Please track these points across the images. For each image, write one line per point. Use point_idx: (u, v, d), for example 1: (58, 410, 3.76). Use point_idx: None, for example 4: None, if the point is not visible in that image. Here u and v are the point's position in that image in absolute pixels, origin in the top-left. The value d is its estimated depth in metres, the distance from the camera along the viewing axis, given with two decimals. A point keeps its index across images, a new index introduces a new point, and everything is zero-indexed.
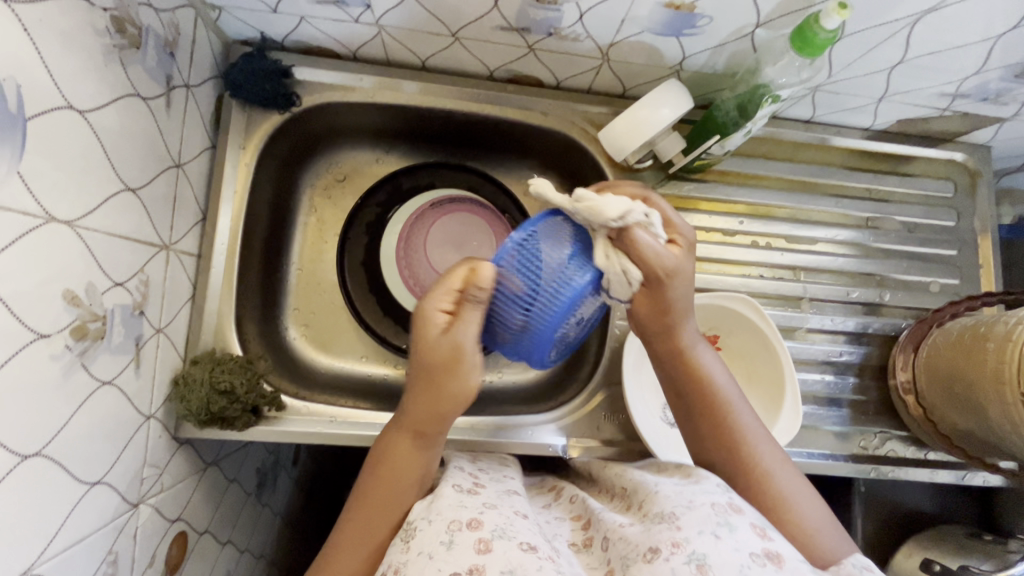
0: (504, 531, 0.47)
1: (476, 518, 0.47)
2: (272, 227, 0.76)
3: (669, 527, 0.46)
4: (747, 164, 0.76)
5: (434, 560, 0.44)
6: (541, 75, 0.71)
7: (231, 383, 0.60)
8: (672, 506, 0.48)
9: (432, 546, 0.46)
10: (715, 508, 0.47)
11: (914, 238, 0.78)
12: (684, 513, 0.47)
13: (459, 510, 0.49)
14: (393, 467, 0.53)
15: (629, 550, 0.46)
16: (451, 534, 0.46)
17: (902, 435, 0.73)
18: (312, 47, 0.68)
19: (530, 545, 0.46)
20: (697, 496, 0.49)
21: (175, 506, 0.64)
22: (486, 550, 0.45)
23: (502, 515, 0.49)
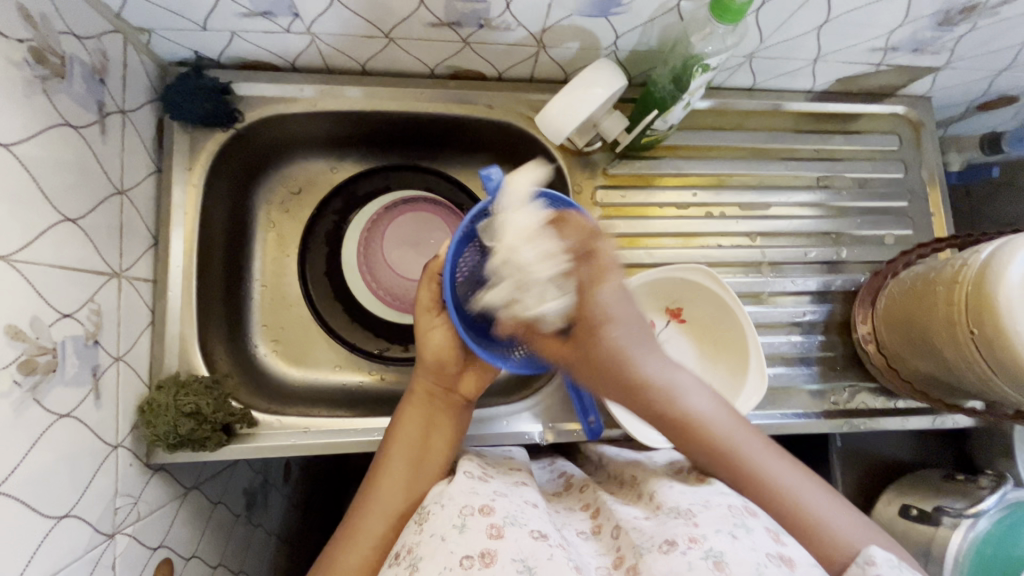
0: (516, 519, 0.49)
1: (488, 506, 0.49)
2: (230, 246, 0.75)
3: (685, 522, 0.46)
4: (695, 137, 0.77)
5: (446, 542, 0.46)
6: (481, 68, 0.71)
7: (196, 405, 0.60)
8: (688, 503, 0.49)
9: (444, 528, 0.48)
10: (733, 511, 0.47)
11: (866, 193, 0.79)
12: (701, 512, 0.47)
13: (470, 496, 0.51)
14: (403, 434, 0.59)
15: (643, 540, 0.47)
16: (463, 518, 0.48)
17: (871, 387, 0.74)
18: (249, 62, 0.68)
19: (541, 534, 0.47)
20: (715, 496, 0.49)
21: (156, 534, 0.63)
22: (498, 535, 0.46)
23: (513, 504, 0.51)
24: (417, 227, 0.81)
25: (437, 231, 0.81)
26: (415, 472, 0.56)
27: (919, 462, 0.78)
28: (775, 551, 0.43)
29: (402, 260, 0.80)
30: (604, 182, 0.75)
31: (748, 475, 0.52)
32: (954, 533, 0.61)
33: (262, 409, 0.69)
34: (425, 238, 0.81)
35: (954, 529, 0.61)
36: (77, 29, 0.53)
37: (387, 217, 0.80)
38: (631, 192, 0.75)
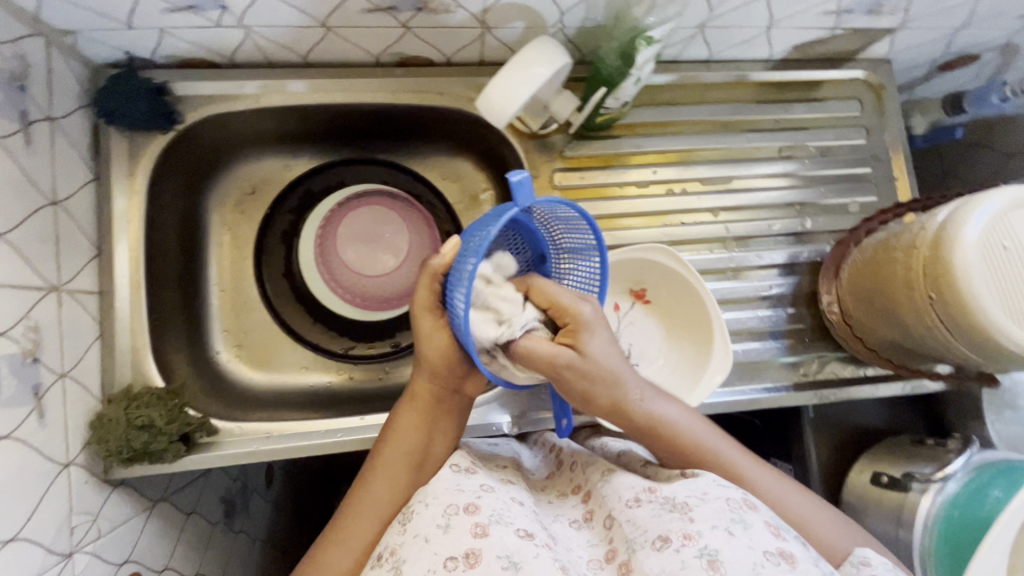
0: (503, 516, 0.48)
1: (474, 503, 0.49)
2: (182, 252, 0.73)
3: (680, 517, 0.46)
4: (652, 113, 0.75)
5: (430, 543, 0.46)
6: (427, 54, 0.69)
7: (150, 417, 0.58)
8: (684, 496, 0.49)
9: (428, 529, 0.47)
10: (730, 504, 0.47)
11: (828, 162, 0.78)
12: (697, 507, 0.47)
13: (456, 493, 0.50)
14: (395, 438, 0.57)
15: (637, 535, 0.47)
16: (447, 518, 0.48)
17: (841, 356, 0.74)
18: (185, 60, 0.66)
19: (527, 532, 0.47)
20: (712, 487, 0.49)
21: (121, 550, 0.62)
22: (483, 534, 0.46)
23: (500, 500, 0.51)
24: (373, 222, 0.79)
25: (393, 224, 0.80)
26: (405, 478, 0.55)
27: (892, 429, 0.78)
28: (774, 548, 0.42)
29: (358, 255, 0.78)
30: (562, 165, 0.74)
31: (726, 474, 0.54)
32: (923, 498, 0.61)
33: (221, 416, 0.67)
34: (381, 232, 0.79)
35: (923, 494, 0.61)
36: None
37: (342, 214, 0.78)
38: (590, 174, 0.74)
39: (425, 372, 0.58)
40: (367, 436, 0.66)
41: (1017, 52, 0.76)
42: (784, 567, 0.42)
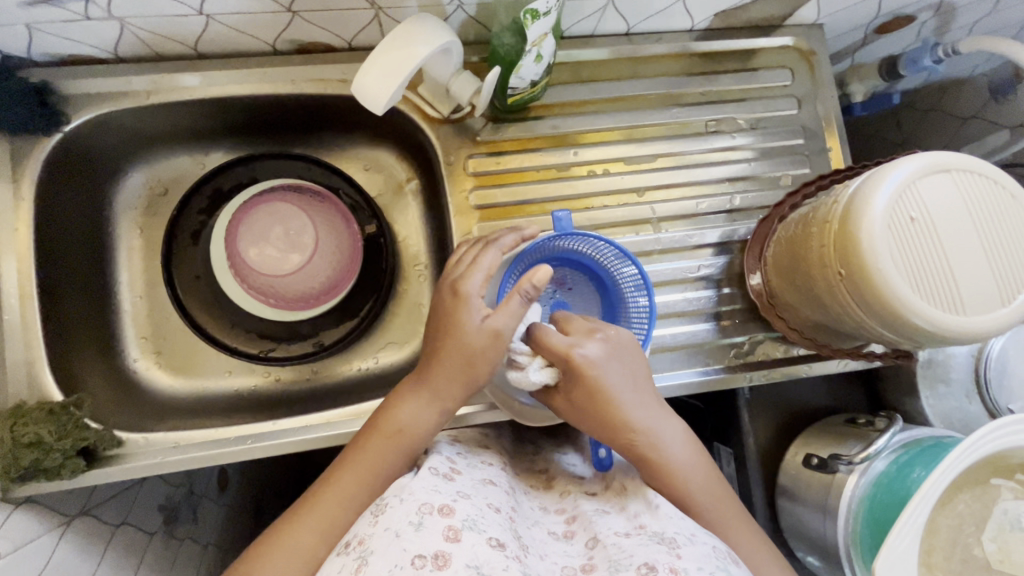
0: (475, 523, 0.47)
1: (448, 505, 0.48)
2: (86, 259, 0.71)
3: (668, 551, 0.45)
4: (571, 92, 0.72)
5: (399, 539, 0.45)
6: (326, 40, 0.66)
7: (37, 434, 0.56)
8: (673, 532, 0.48)
9: (399, 524, 0.46)
10: (715, 552, 0.47)
11: (759, 134, 0.75)
12: (685, 545, 0.46)
13: (431, 493, 0.49)
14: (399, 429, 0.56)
15: (621, 559, 0.46)
16: (421, 517, 0.46)
17: (774, 336, 0.72)
18: (66, 57, 0.62)
19: (498, 543, 0.46)
20: (700, 531, 0.49)
21: (30, 569, 0.61)
22: (455, 539, 0.45)
23: (475, 506, 0.50)
24: (279, 219, 0.75)
25: (298, 219, 0.75)
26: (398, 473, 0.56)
27: (832, 407, 0.76)
28: None
29: (270, 254, 0.73)
30: (477, 150, 0.70)
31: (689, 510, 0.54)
32: (848, 480, 0.60)
33: (126, 428, 0.65)
34: (291, 229, 0.75)
35: (849, 474, 0.60)
36: None
37: (251, 218, 0.74)
38: (507, 158, 0.71)
39: (452, 369, 0.56)
40: (279, 442, 0.64)
41: (953, 11, 0.72)
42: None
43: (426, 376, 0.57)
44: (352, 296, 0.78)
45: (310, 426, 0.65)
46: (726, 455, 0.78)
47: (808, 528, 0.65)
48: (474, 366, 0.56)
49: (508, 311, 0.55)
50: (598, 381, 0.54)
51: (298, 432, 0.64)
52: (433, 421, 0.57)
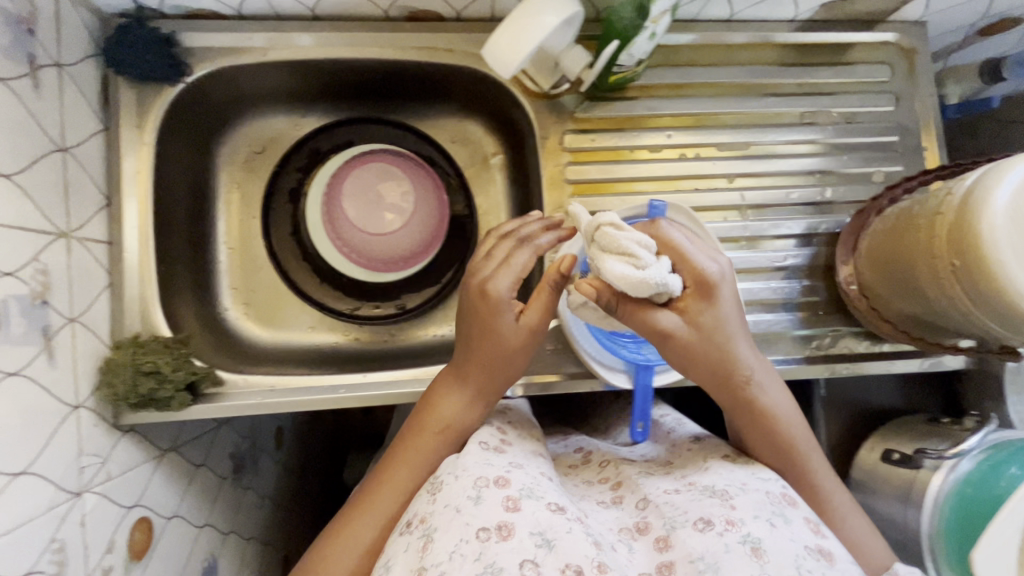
0: (532, 491, 0.48)
1: (504, 477, 0.49)
2: (190, 208, 0.74)
3: (721, 503, 0.47)
4: (669, 74, 0.72)
5: (461, 513, 0.46)
6: (437, 8, 0.67)
7: (155, 363, 0.59)
8: (725, 484, 0.50)
9: (459, 500, 0.47)
10: (769, 498, 0.49)
11: (854, 128, 0.75)
12: (738, 495, 0.48)
13: (484, 466, 0.50)
14: (442, 425, 0.57)
15: (676, 514, 0.48)
16: (479, 490, 0.47)
17: (857, 331, 0.71)
18: (192, 10, 0.65)
19: (557, 506, 0.47)
20: (752, 481, 0.51)
21: (131, 493, 0.64)
22: (514, 509, 0.45)
23: (528, 475, 0.50)
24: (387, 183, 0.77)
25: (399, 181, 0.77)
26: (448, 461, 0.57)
27: (908, 408, 0.75)
28: (814, 543, 0.45)
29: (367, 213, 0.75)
30: (573, 126, 0.71)
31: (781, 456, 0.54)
32: (934, 476, 0.59)
33: (226, 368, 0.68)
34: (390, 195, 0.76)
35: (935, 471, 0.59)
36: None
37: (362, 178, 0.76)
38: (602, 136, 0.72)
39: (489, 363, 0.57)
40: (372, 394, 0.66)
41: None
42: (822, 563, 0.44)
43: (465, 374, 0.58)
44: (435, 263, 0.80)
45: (397, 382, 0.68)
46: None
47: (884, 523, 0.65)
48: (512, 359, 0.58)
49: (538, 306, 0.58)
50: (722, 308, 0.53)
51: (381, 386, 0.67)
52: (476, 415, 0.58)
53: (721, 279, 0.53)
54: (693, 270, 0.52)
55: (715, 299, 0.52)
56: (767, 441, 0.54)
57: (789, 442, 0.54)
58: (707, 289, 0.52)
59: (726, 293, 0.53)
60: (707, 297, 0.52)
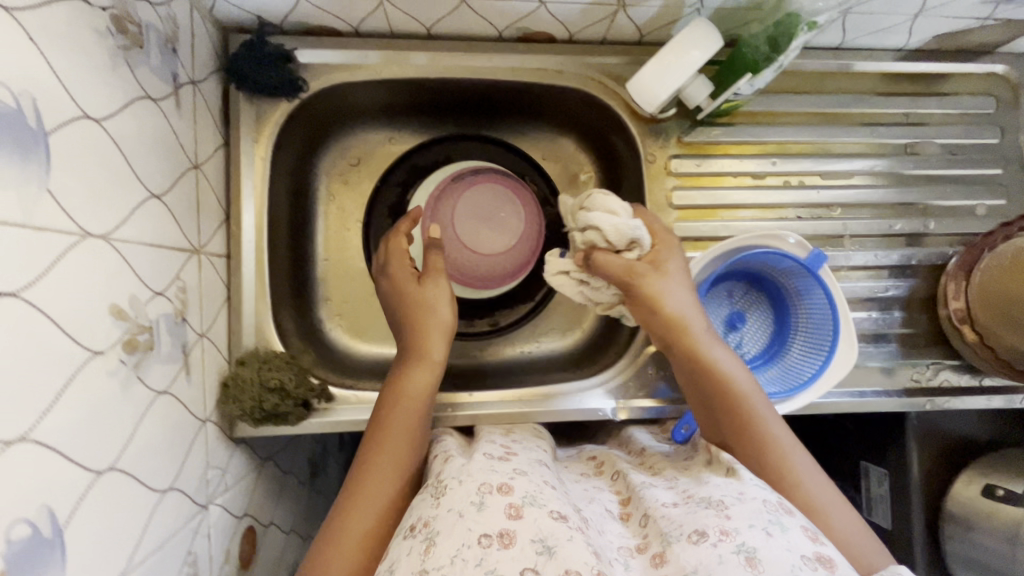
0: (535, 499, 0.48)
1: (507, 484, 0.49)
2: (293, 221, 0.74)
3: (716, 514, 0.46)
4: (775, 101, 0.72)
5: (463, 518, 0.46)
6: (552, 30, 0.67)
7: (280, 380, 0.60)
8: (721, 495, 0.48)
9: (463, 504, 0.47)
10: (766, 507, 0.46)
11: (957, 160, 0.74)
12: (733, 505, 0.46)
13: (488, 474, 0.51)
14: (411, 397, 0.59)
15: (671, 528, 0.46)
16: (481, 496, 0.47)
17: (956, 364, 0.72)
18: (312, 27, 0.65)
19: (561, 514, 0.47)
20: (749, 489, 0.48)
21: (241, 503, 0.65)
22: (516, 517, 0.46)
23: (533, 483, 0.51)
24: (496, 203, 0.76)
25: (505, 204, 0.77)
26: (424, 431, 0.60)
27: (998, 444, 0.75)
28: (812, 552, 0.42)
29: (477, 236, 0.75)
30: (678, 151, 0.72)
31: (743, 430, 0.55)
32: None
33: (337, 383, 0.69)
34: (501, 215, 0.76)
35: None
36: None
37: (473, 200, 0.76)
38: (706, 161, 0.72)
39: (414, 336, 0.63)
40: (482, 411, 0.68)
41: None
42: (821, 572, 0.42)
43: (417, 349, 0.62)
44: (529, 280, 0.81)
45: (503, 401, 0.69)
46: (877, 475, 0.78)
47: (985, 556, 0.67)
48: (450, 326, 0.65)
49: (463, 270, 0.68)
50: (670, 269, 0.62)
51: (489, 405, 0.69)
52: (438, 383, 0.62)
53: (671, 238, 0.63)
54: (650, 226, 0.64)
55: (665, 259, 0.62)
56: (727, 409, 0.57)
57: (747, 414, 0.56)
58: (659, 249, 0.62)
59: (675, 251, 0.63)
60: (660, 252, 0.62)
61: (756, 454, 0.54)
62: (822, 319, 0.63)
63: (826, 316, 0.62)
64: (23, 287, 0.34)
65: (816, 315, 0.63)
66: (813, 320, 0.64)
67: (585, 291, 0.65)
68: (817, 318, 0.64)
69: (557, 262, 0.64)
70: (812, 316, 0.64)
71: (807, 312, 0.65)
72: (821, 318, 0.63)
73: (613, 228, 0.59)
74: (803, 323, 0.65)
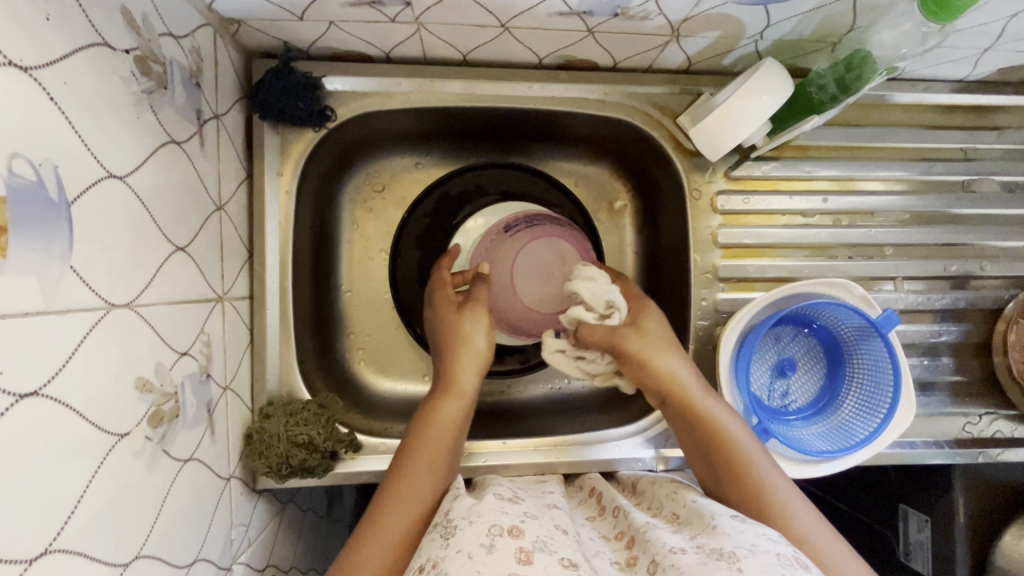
0: (546, 544, 0.44)
1: (517, 526, 0.45)
2: (316, 253, 0.70)
3: (727, 566, 0.40)
4: (828, 135, 0.68)
5: (472, 560, 0.42)
6: (597, 58, 0.63)
7: (308, 435, 0.56)
8: (733, 546, 0.42)
9: (471, 546, 0.43)
10: (782, 562, 0.41)
11: (1016, 199, 0.70)
12: (746, 556, 0.41)
13: (500, 515, 0.47)
14: (441, 426, 0.58)
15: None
16: (492, 538, 0.44)
17: (1009, 414, 0.69)
18: (341, 52, 0.61)
19: (571, 562, 0.43)
20: (762, 542, 0.43)
21: (262, 555, 0.62)
22: (526, 562, 0.42)
23: (544, 527, 0.47)
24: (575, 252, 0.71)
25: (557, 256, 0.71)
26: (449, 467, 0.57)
27: None
28: None
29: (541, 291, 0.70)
30: (725, 186, 0.68)
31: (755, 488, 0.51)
32: None
33: (365, 429, 0.65)
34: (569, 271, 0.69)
35: None
36: (173, 28, 0.46)
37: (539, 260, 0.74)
38: (754, 197, 0.68)
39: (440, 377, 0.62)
40: (516, 462, 0.65)
41: None
42: None
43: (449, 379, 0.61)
44: None
45: (538, 450, 0.66)
46: (916, 520, 0.76)
47: None
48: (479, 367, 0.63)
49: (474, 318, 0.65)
50: (650, 326, 0.61)
51: (522, 455, 0.65)
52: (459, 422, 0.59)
53: (643, 300, 0.65)
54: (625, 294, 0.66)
55: (643, 317, 0.62)
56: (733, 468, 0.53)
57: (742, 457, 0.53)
58: (637, 310, 0.63)
59: (653, 312, 0.63)
60: (640, 312, 0.63)
61: (770, 517, 0.49)
62: (879, 381, 0.60)
63: (885, 378, 0.59)
64: (45, 383, 0.31)
65: (873, 376, 0.61)
66: (868, 379, 0.61)
67: (582, 368, 0.63)
68: (873, 379, 0.61)
69: (552, 341, 0.63)
70: (868, 376, 0.61)
71: (862, 370, 0.62)
72: (879, 380, 0.60)
73: (591, 294, 0.61)
74: (857, 382, 0.62)
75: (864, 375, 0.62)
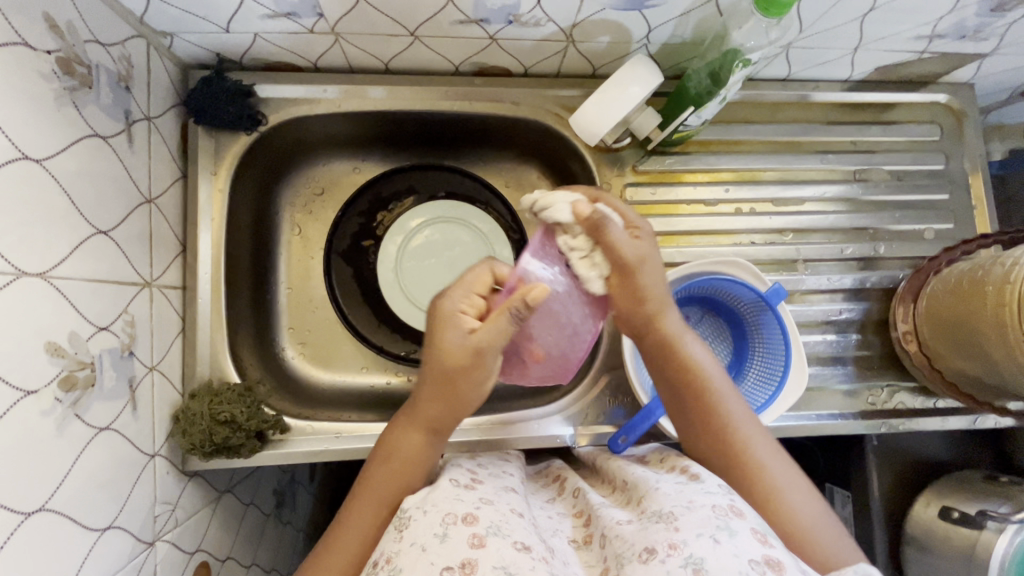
0: (500, 528, 0.45)
1: (472, 514, 0.46)
2: (255, 251, 0.75)
3: (666, 527, 0.43)
4: (728, 131, 0.74)
5: (426, 553, 0.43)
6: (508, 65, 0.69)
7: (231, 413, 0.60)
8: (671, 506, 0.45)
9: (426, 537, 0.44)
10: (716, 512, 0.44)
11: (904, 186, 0.76)
12: (683, 514, 0.44)
13: (455, 502, 0.47)
14: (402, 456, 0.52)
15: (625, 549, 0.43)
16: (446, 527, 0.44)
17: (911, 387, 0.73)
18: (271, 63, 0.66)
19: (524, 545, 0.44)
20: (699, 496, 0.46)
21: (193, 539, 0.64)
22: (480, 546, 0.43)
23: (498, 512, 0.47)
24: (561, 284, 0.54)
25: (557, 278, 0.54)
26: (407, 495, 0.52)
27: (955, 463, 0.75)
28: (760, 554, 0.40)
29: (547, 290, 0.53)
30: (634, 179, 0.73)
31: (716, 437, 0.53)
32: (999, 538, 0.61)
33: (294, 414, 0.69)
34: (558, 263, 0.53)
35: (1000, 533, 0.61)
36: (101, 37, 0.51)
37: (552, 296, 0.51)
38: (662, 189, 0.73)
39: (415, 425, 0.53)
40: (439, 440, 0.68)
41: None
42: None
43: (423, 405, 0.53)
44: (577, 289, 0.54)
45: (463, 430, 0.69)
46: (841, 497, 0.79)
47: None
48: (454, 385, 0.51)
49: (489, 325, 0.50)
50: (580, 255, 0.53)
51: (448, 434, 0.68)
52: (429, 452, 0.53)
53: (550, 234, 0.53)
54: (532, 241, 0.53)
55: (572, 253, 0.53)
56: (704, 417, 0.54)
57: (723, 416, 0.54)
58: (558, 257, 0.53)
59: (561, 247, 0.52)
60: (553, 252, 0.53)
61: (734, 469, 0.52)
62: (775, 350, 0.65)
63: (780, 347, 0.64)
64: None
65: (770, 345, 0.66)
66: (766, 348, 0.67)
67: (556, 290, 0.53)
68: (771, 347, 0.66)
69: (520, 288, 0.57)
70: (768, 344, 0.66)
71: (762, 340, 0.67)
72: (775, 348, 0.65)
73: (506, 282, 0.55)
74: (758, 352, 0.68)
75: (763, 345, 0.67)
